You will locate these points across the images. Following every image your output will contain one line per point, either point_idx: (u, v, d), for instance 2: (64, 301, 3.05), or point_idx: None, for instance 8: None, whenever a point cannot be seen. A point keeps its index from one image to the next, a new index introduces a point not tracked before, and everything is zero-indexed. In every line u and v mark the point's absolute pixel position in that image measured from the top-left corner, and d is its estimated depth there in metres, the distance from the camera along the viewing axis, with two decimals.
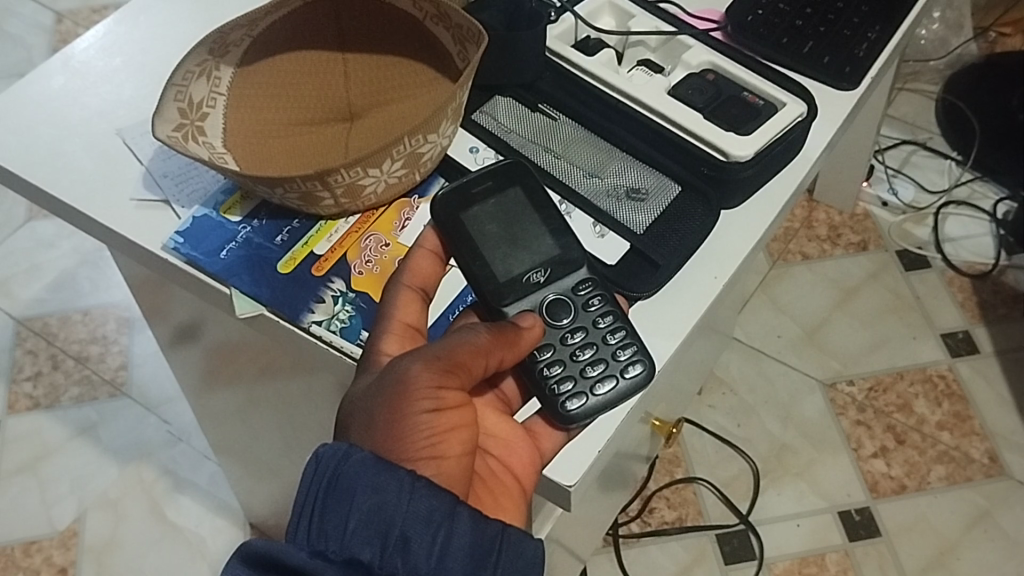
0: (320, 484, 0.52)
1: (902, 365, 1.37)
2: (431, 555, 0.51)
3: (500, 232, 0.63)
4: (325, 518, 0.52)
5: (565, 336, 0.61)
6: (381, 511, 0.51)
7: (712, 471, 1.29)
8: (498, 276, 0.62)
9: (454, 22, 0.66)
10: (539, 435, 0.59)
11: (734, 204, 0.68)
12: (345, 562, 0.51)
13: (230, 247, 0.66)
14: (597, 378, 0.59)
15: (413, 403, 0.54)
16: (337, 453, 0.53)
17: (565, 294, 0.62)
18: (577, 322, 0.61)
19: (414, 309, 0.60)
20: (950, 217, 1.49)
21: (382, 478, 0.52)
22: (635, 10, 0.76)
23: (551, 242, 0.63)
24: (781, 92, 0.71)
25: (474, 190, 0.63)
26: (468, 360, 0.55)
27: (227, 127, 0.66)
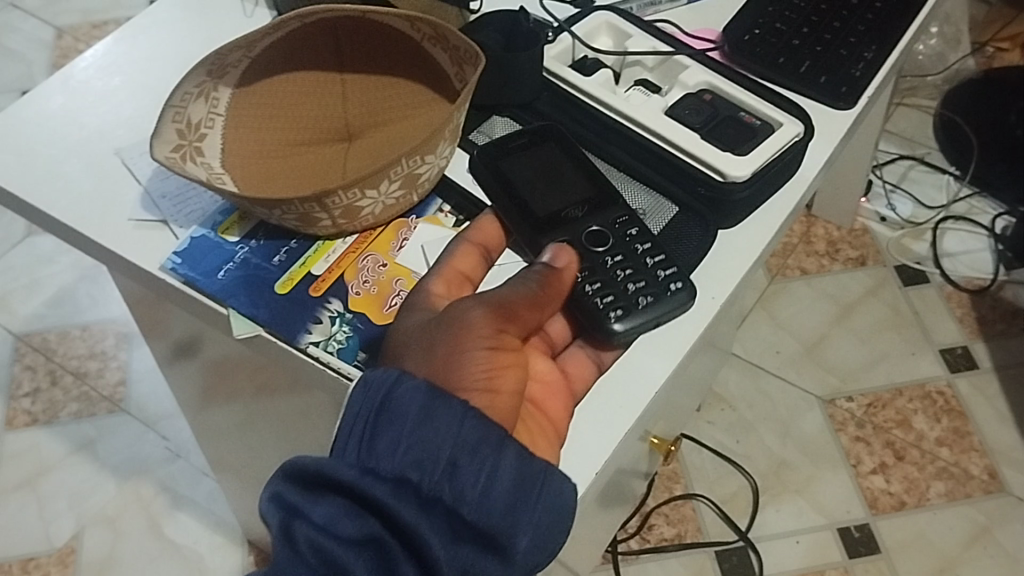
0: (372, 405, 0.54)
1: (900, 381, 1.37)
2: (478, 483, 0.52)
3: (534, 178, 0.66)
4: (376, 438, 0.53)
5: (606, 260, 0.62)
6: (432, 434, 0.52)
7: (712, 488, 1.28)
8: (537, 214, 0.65)
9: (451, 44, 0.66)
10: (575, 366, 0.61)
11: (730, 224, 0.68)
12: (395, 481, 0.52)
13: (227, 267, 0.66)
14: (640, 298, 0.61)
15: (471, 337, 0.55)
16: (391, 377, 0.55)
17: (604, 226, 0.64)
18: (615, 249, 0.63)
19: (471, 260, 0.64)
20: (948, 231, 1.50)
21: (434, 406, 0.53)
22: (631, 31, 0.76)
23: (586, 185, 0.66)
24: (779, 112, 0.70)
25: (511, 144, 0.68)
26: (524, 308, 0.57)
27: (225, 149, 0.66)
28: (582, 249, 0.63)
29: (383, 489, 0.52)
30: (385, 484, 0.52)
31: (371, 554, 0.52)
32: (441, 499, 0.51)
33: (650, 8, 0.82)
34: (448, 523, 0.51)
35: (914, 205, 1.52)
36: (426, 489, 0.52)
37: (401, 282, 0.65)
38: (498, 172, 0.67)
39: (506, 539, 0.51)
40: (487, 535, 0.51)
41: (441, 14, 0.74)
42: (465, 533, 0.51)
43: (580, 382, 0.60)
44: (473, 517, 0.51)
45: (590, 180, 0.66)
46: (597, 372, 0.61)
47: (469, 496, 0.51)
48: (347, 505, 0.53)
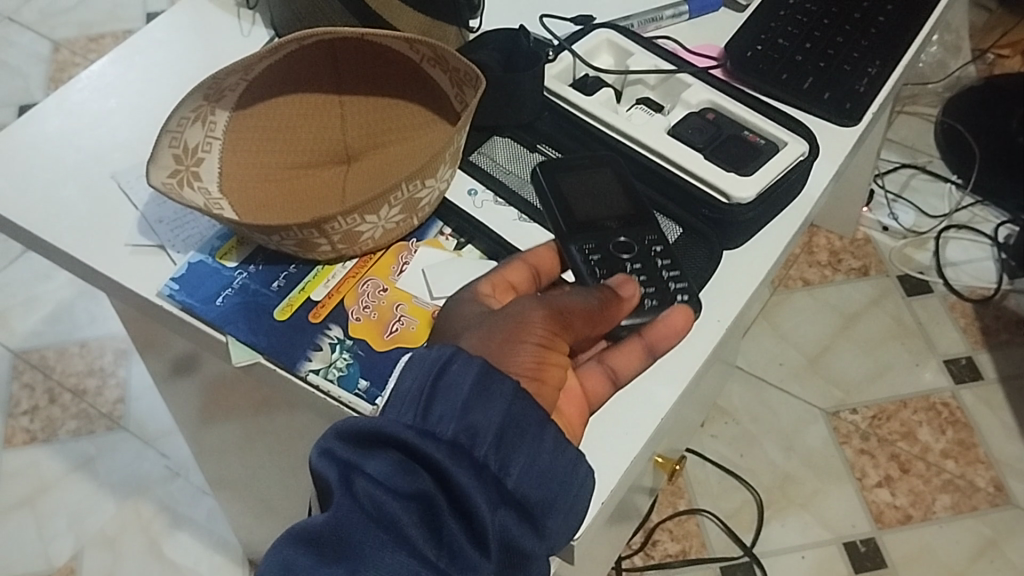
0: (428, 372, 0.53)
1: (905, 393, 1.36)
2: (524, 458, 0.52)
3: (571, 193, 0.66)
4: (432, 403, 0.52)
5: (626, 266, 0.63)
6: (487, 406, 0.52)
7: (716, 503, 1.27)
8: (575, 216, 0.65)
9: (450, 66, 0.65)
10: (590, 376, 0.59)
11: (736, 245, 0.67)
12: (450, 446, 0.51)
13: (226, 293, 0.65)
14: (652, 305, 0.61)
15: (528, 327, 0.55)
16: (448, 351, 0.54)
17: (633, 240, 0.64)
18: (638, 258, 0.63)
19: (546, 259, 0.63)
20: (951, 240, 1.49)
21: (490, 383, 0.52)
22: (632, 49, 0.75)
23: (621, 200, 0.66)
24: (783, 130, 0.70)
25: (572, 163, 0.67)
26: (583, 315, 0.57)
27: (223, 174, 0.66)
28: (605, 252, 0.63)
29: (440, 450, 0.51)
30: (441, 445, 0.51)
31: (421, 513, 0.50)
32: (494, 466, 0.51)
33: (651, 24, 0.81)
34: (498, 491, 0.51)
35: (916, 214, 1.51)
36: (479, 456, 0.51)
37: (402, 307, 0.64)
38: (546, 181, 0.67)
39: (543, 517, 0.52)
40: (530, 510, 0.52)
41: (440, 33, 0.73)
42: (510, 504, 0.51)
43: (594, 394, 0.58)
44: (518, 488, 0.51)
45: (627, 195, 0.66)
46: (611, 388, 0.59)
47: (517, 469, 0.52)
48: (401, 463, 0.51)
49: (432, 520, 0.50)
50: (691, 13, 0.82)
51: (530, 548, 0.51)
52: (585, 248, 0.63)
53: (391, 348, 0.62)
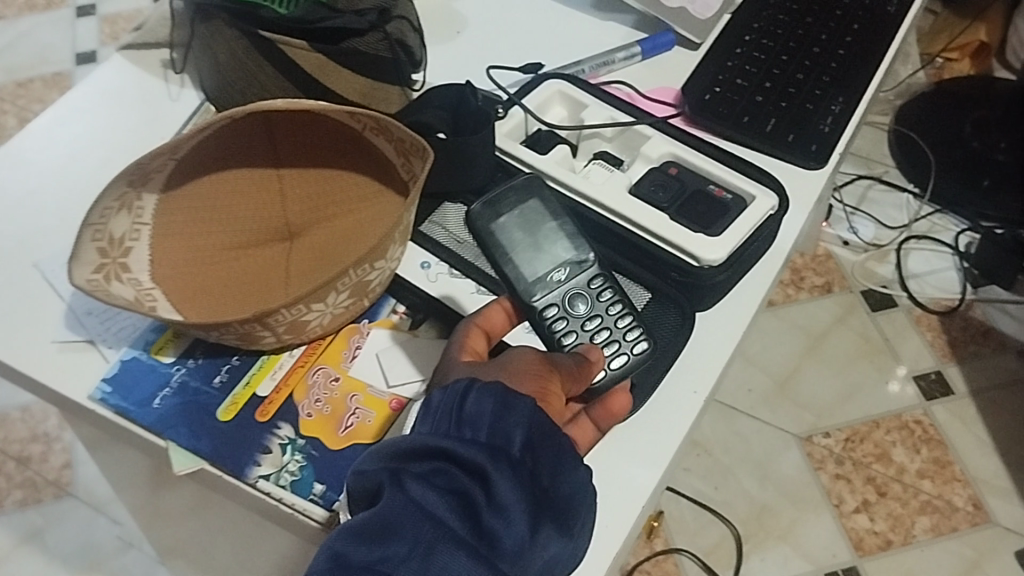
0: (454, 394, 0.52)
1: (876, 413, 1.29)
2: (555, 458, 0.51)
3: (512, 249, 0.61)
4: (462, 412, 0.51)
5: (583, 322, 0.59)
6: (516, 409, 0.51)
7: (694, 541, 1.20)
8: (523, 275, 0.60)
9: (394, 136, 0.60)
10: (577, 426, 0.56)
11: (707, 305, 0.64)
12: (489, 449, 0.50)
13: (164, 394, 0.60)
14: (614, 359, 0.58)
15: (519, 366, 0.54)
16: (462, 383, 0.52)
17: (582, 289, 0.60)
18: (593, 306, 0.60)
19: (499, 317, 0.58)
20: (911, 251, 1.40)
21: (509, 400, 0.51)
22: (588, 100, 0.71)
23: (569, 245, 0.61)
24: (750, 183, 0.66)
25: (499, 205, 0.62)
26: (574, 365, 0.56)
27: (153, 262, 0.60)
28: (560, 307, 0.60)
29: (476, 452, 0.50)
30: (476, 447, 0.50)
31: (463, 513, 0.49)
32: (529, 464, 0.50)
33: (603, 67, 0.77)
34: (534, 490, 0.50)
35: (876, 226, 1.42)
36: (516, 455, 0.50)
37: (356, 398, 0.60)
38: (489, 237, 0.61)
39: (575, 520, 0.51)
40: (563, 512, 0.50)
41: (383, 94, 0.70)
42: (544, 507, 0.50)
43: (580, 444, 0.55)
44: (552, 487, 0.51)
45: (574, 239, 0.61)
46: (596, 435, 0.56)
47: (550, 470, 0.51)
48: (438, 466, 0.50)
49: (476, 517, 0.49)
50: (644, 55, 0.78)
51: (565, 553, 0.50)
52: (544, 306, 0.60)
53: (346, 445, 0.58)
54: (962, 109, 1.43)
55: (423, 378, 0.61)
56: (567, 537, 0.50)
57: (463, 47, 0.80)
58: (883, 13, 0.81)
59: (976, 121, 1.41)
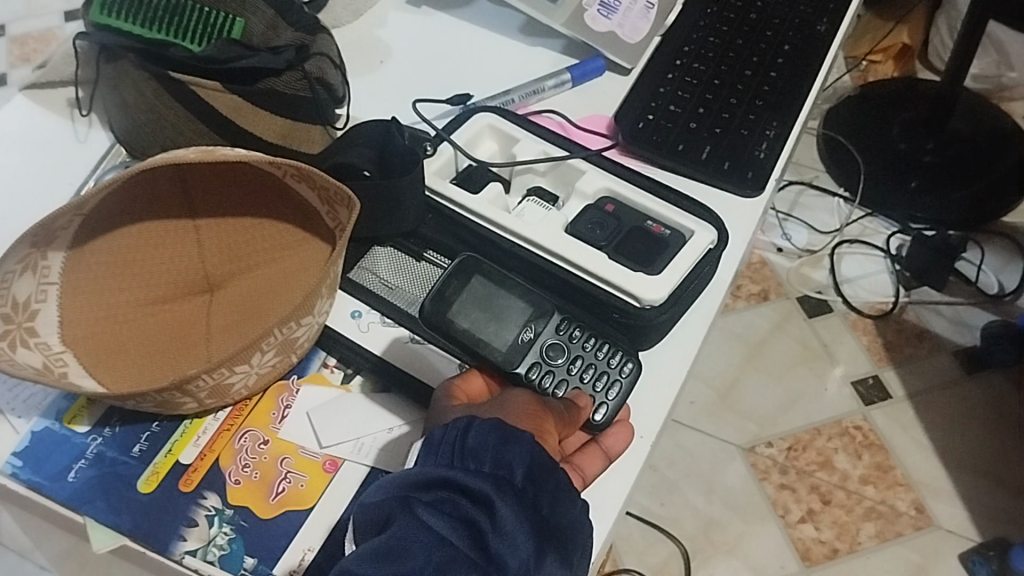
0: (454, 429, 0.50)
1: (818, 420, 1.23)
2: (553, 489, 0.50)
3: (472, 325, 0.57)
4: (465, 443, 0.49)
5: (568, 368, 0.57)
6: (518, 440, 0.49)
7: (642, 559, 1.14)
8: (494, 351, 0.57)
9: (317, 184, 0.57)
10: (585, 454, 0.56)
11: (649, 345, 0.62)
12: (495, 478, 0.48)
13: (79, 467, 0.56)
14: (609, 389, 0.57)
15: (511, 406, 0.54)
16: (463, 420, 0.51)
17: (557, 338, 0.58)
18: (565, 349, 0.57)
19: (479, 386, 0.57)
20: (844, 256, 1.35)
21: (512, 433, 0.50)
22: (519, 134, 0.69)
23: (522, 304, 0.58)
24: (688, 218, 0.65)
25: (445, 292, 0.58)
26: (565, 408, 0.55)
27: (63, 323, 0.56)
28: (541, 364, 0.57)
29: (482, 481, 0.48)
30: (481, 476, 0.48)
31: (471, 541, 0.47)
32: (531, 493, 0.49)
33: (533, 96, 0.75)
34: (536, 520, 0.48)
35: (809, 232, 1.37)
36: (519, 484, 0.49)
37: (287, 461, 0.57)
38: (449, 332, 0.57)
39: (574, 550, 0.49)
40: (563, 541, 0.49)
41: (304, 133, 0.67)
42: (546, 536, 0.48)
43: (588, 472, 0.55)
44: (552, 517, 0.49)
45: (527, 297, 0.58)
46: (606, 463, 0.56)
47: (550, 500, 0.49)
48: (444, 496, 0.48)
49: (484, 544, 0.47)
50: (574, 81, 0.76)
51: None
52: (529, 371, 0.57)
53: (278, 513, 0.54)
54: (887, 111, 1.40)
55: (359, 436, 0.58)
56: (567, 567, 0.49)
57: (389, 77, 0.77)
58: (813, 32, 0.81)
59: (904, 123, 1.38)
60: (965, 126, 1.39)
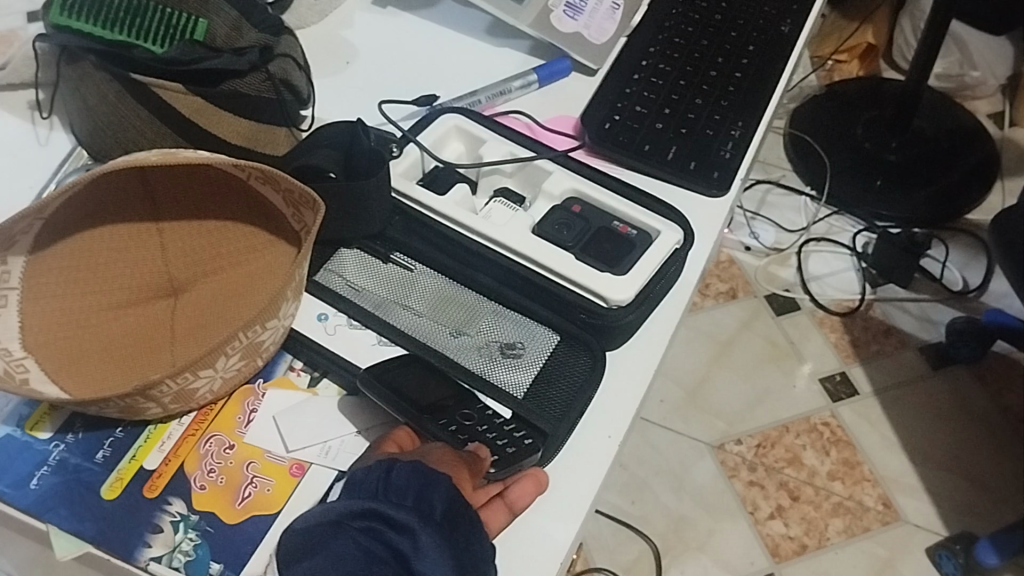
0: (377, 468, 0.52)
1: (786, 417, 1.24)
2: (471, 528, 0.50)
3: (404, 383, 0.57)
4: (387, 481, 0.51)
5: (480, 428, 0.56)
6: (438, 480, 0.50)
7: (612, 558, 1.14)
8: (420, 401, 0.57)
9: (282, 187, 0.57)
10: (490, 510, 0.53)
11: (616, 345, 0.62)
12: (418, 512, 0.49)
13: (42, 473, 0.55)
14: (507, 448, 0.55)
15: (430, 455, 0.53)
16: (385, 461, 0.52)
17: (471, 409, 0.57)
18: (490, 424, 0.56)
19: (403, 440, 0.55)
20: (812, 253, 1.36)
21: (430, 474, 0.50)
22: (485, 135, 0.69)
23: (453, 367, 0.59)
24: (654, 218, 0.65)
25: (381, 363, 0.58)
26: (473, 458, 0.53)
27: (24, 329, 0.55)
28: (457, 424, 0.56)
29: (405, 513, 0.49)
30: (404, 509, 0.49)
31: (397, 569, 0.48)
32: (451, 527, 0.49)
33: (499, 97, 0.75)
34: (458, 553, 0.49)
35: (776, 230, 1.38)
36: (441, 519, 0.49)
37: (253, 466, 0.56)
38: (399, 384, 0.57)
39: None
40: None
41: (268, 136, 0.66)
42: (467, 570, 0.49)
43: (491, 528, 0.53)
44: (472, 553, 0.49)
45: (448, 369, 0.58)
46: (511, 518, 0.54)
47: (468, 538, 0.50)
48: (369, 525, 0.49)
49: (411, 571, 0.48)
50: (540, 82, 0.76)
51: None
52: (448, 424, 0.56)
53: (245, 518, 0.54)
54: (852, 112, 1.42)
55: (326, 440, 0.57)
56: None
57: (353, 78, 0.77)
58: (777, 32, 0.81)
59: (868, 123, 1.40)
60: (930, 129, 1.40)
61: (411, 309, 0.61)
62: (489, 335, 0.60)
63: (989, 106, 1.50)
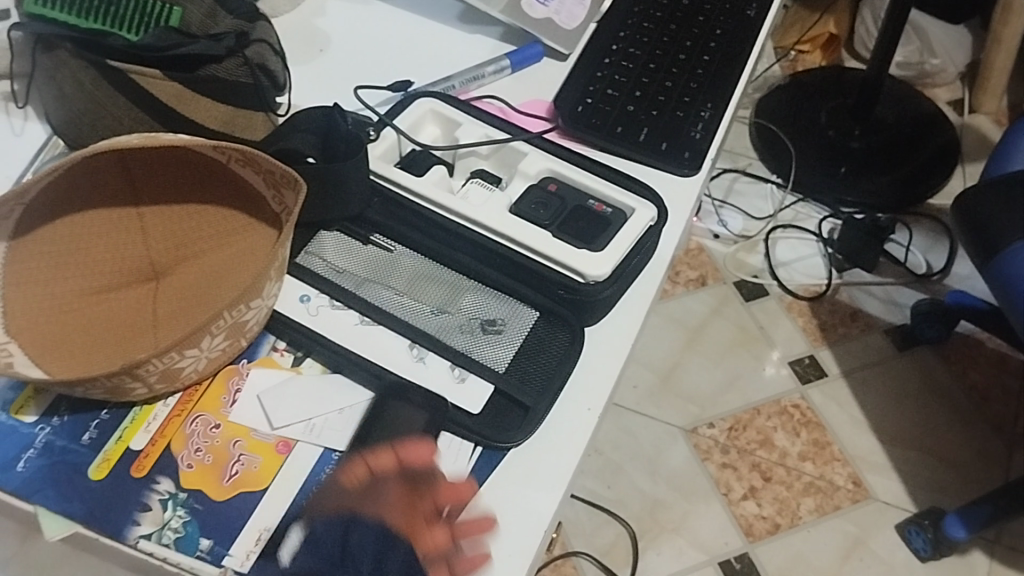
0: (334, 529, 0.53)
1: (756, 400, 1.25)
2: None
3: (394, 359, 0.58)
4: (345, 546, 0.52)
5: (454, 414, 0.58)
6: (397, 546, 0.52)
7: (589, 542, 1.14)
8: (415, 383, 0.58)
9: (263, 168, 0.58)
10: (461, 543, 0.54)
11: (593, 320, 0.63)
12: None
13: (28, 456, 0.55)
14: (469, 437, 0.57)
15: (385, 497, 0.54)
16: (343, 518, 0.53)
17: (448, 390, 0.59)
18: (465, 411, 0.58)
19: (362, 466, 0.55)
20: (779, 240, 1.38)
21: (392, 539, 0.52)
22: (460, 118, 0.71)
23: (440, 345, 0.60)
24: (628, 196, 0.67)
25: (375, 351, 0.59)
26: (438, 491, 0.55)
27: (7, 314, 0.56)
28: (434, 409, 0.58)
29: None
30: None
31: None
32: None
33: (473, 82, 0.76)
34: None
35: (744, 218, 1.40)
36: None
37: (240, 444, 0.57)
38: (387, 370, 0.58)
39: None
40: None
41: (246, 121, 0.67)
42: None
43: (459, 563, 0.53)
44: None
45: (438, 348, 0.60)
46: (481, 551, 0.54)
47: None
48: None
49: None
50: (513, 67, 0.77)
51: None
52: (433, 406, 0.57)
53: (232, 495, 0.55)
54: (815, 101, 1.44)
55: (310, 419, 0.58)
56: None
57: (327, 66, 0.77)
58: (743, 17, 0.83)
59: (832, 110, 1.42)
60: (892, 116, 1.43)
61: (392, 288, 0.62)
62: (469, 312, 0.62)
63: (950, 93, 1.53)
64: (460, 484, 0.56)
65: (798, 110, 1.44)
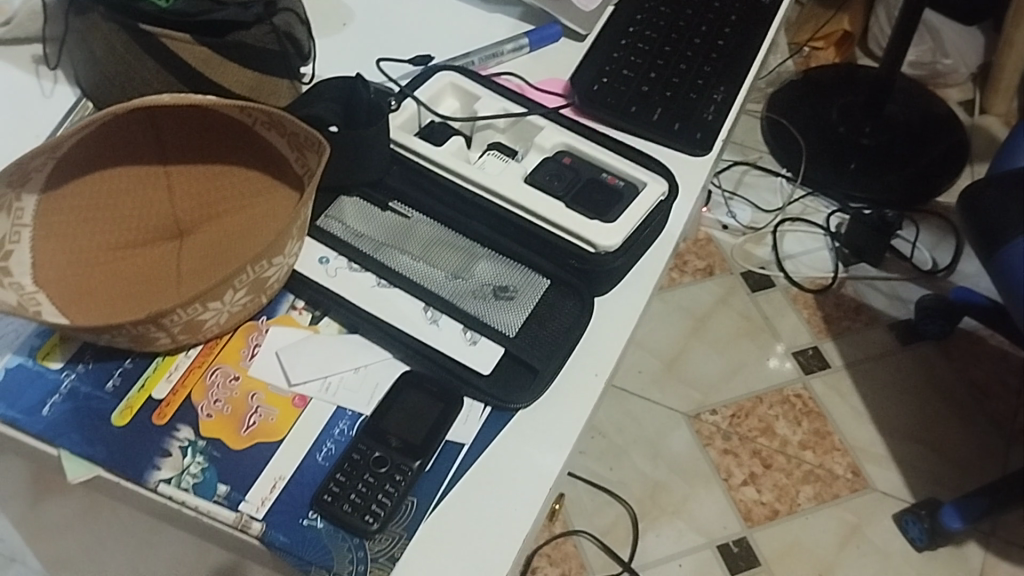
0: None
1: (759, 388, 1.27)
2: None
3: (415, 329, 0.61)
4: None
5: (467, 376, 0.60)
6: None
7: (590, 521, 1.16)
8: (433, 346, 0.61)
9: (287, 130, 0.60)
10: None
11: (605, 291, 0.65)
12: None
13: (53, 401, 0.58)
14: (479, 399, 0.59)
15: None
16: None
17: (461, 351, 0.61)
18: (475, 373, 0.60)
19: None
20: (787, 233, 1.39)
21: None
22: (478, 91, 0.73)
23: (454, 308, 0.62)
24: (642, 171, 0.69)
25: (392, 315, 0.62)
26: None
27: (37, 265, 0.58)
28: (446, 369, 0.60)
29: None
30: None
31: None
32: None
33: (492, 59, 0.78)
34: None
35: (752, 210, 1.41)
36: None
37: (257, 396, 0.59)
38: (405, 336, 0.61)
39: None
40: None
41: (271, 87, 0.69)
42: None
43: None
44: None
45: (453, 312, 0.62)
46: None
47: None
48: None
49: None
50: (532, 46, 0.79)
51: None
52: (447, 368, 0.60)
53: (249, 445, 0.57)
54: (826, 97, 1.46)
55: (326, 376, 0.60)
56: None
57: (352, 38, 0.79)
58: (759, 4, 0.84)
59: (843, 107, 1.44)
60: (901, 113, 1.45)
61: (409, 253, 0.64)
62: (483, 279, 0.63)
63: (961, 94, 1.55)
64: (469, 443, 0.58)
65: (809, 105, 1.46)
